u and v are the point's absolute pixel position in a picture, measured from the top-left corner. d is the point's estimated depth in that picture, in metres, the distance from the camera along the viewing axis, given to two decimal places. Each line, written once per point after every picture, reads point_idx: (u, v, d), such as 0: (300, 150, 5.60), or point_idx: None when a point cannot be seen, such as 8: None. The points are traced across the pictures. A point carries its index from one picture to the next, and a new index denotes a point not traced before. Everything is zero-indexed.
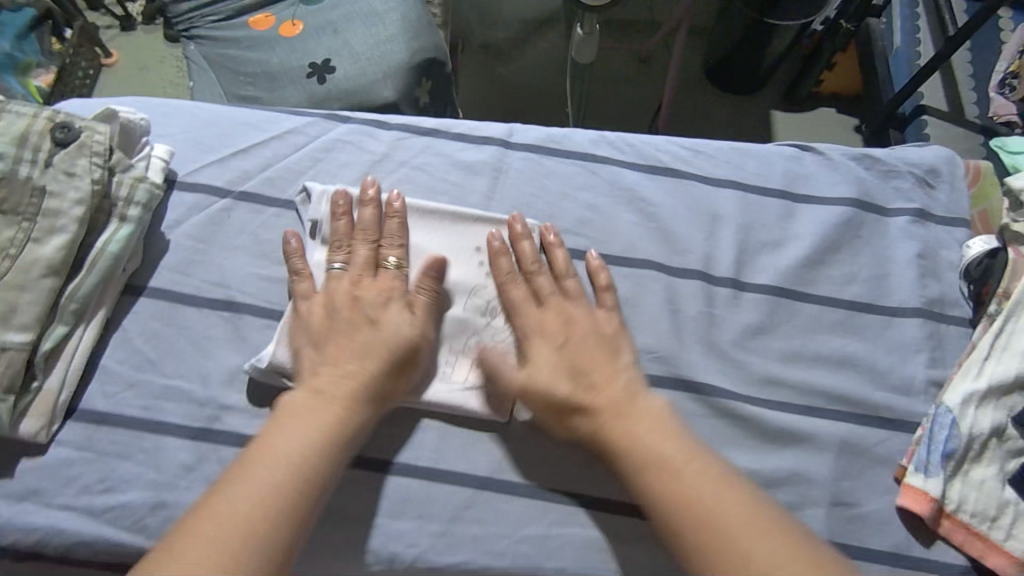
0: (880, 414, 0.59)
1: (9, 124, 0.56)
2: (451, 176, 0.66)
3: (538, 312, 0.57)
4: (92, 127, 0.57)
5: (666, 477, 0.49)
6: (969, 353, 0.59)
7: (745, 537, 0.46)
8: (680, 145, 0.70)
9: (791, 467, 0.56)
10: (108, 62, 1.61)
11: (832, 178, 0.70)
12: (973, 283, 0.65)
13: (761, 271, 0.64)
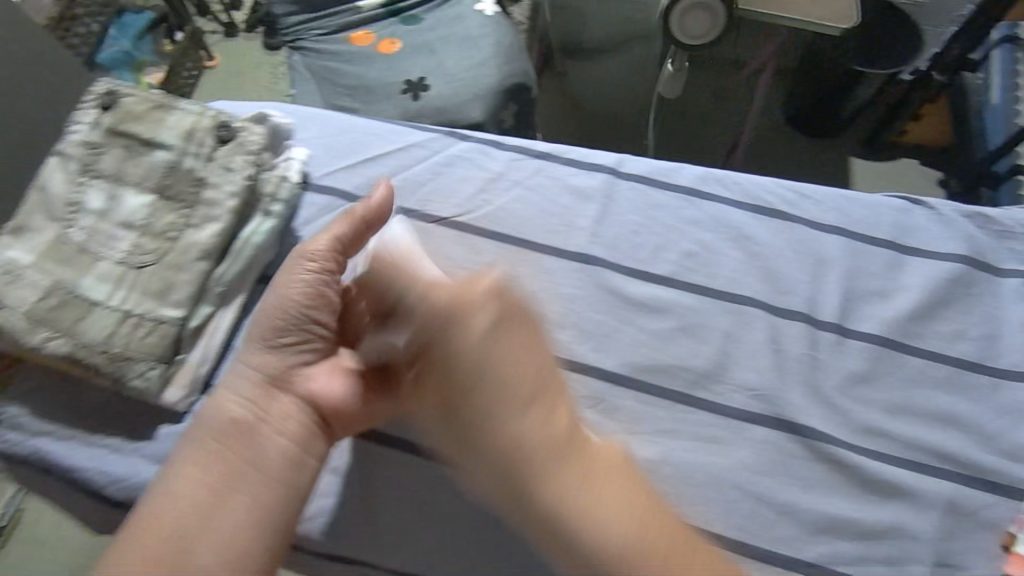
0: (986, 477, 0.58)
1: (179, 120, 0.61)
2: (562, 199, 0.68)
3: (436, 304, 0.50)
4: (249, 128, 0.62)
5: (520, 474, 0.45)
6: None
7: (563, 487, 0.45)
8: (787, 188, 0.71)
9: (892, 520, 0.56)
10: (210, 64, 1.91)
11: (943, 233, 0.69)
12: None
13: (866, 319, 0.64)
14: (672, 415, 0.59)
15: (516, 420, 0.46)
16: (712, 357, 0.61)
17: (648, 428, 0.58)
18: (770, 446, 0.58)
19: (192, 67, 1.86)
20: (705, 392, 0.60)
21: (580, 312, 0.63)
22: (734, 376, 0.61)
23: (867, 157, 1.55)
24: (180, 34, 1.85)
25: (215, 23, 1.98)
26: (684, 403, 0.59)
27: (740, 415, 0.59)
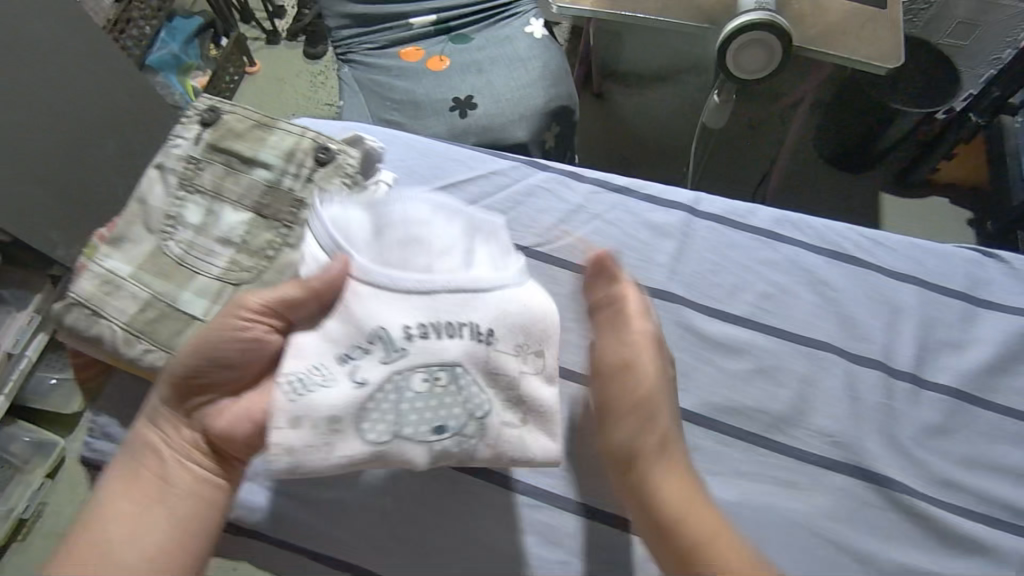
0: None
1: (281, 141, 0.63)
2: (640, 234, 0.69)
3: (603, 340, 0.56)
4: (346, 151, 0.64)
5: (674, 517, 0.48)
6: None
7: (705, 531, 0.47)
8: (860, 235, 0.71)
9: None
10: (252, 70, 1.99)
11: (1016, 287, 0.69)
12: None
13: (941, 370, 0.64)
14: (751, 458, 0.59)
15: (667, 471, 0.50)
16: (789, 400, 0.62)
17: (729, 471, 0.59)
18: (848, 493, 0.58)
19: (234, 72, 1.92)
20: (782, 436, 0.61)
21: None
22: (811, 421, 0.61)
23: (898, 194, 1.57)
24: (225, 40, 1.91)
25: (259, 31, 2.06)
26: (763, 446, 0.60)
27: (818, 460, 0.60)
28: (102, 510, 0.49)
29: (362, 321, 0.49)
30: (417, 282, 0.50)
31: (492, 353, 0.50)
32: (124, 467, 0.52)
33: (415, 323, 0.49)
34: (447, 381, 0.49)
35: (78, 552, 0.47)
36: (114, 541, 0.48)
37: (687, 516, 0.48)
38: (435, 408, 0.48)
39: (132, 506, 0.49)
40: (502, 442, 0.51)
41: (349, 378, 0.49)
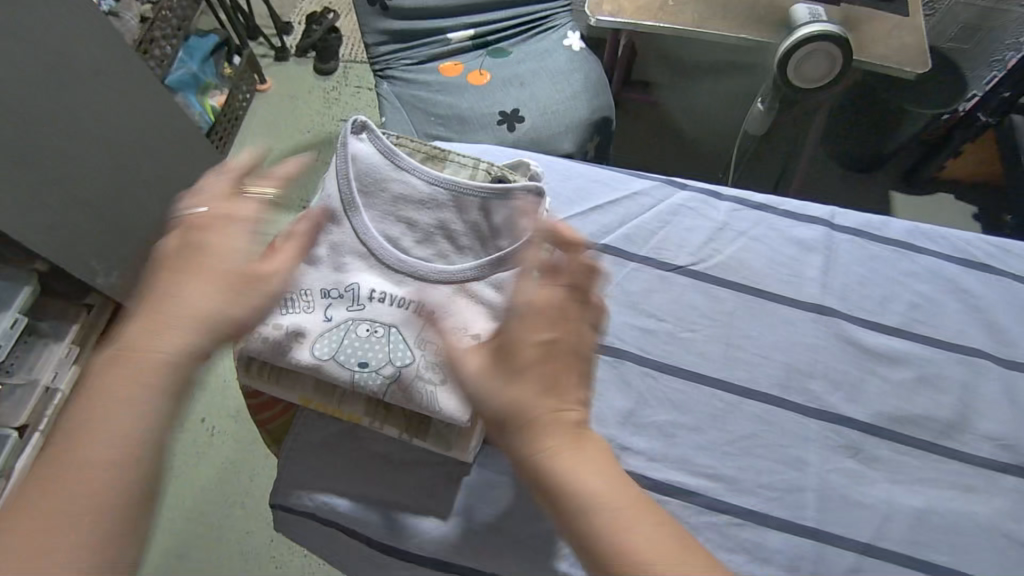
0: None
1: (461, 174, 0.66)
2: (788, 250, 0.71)
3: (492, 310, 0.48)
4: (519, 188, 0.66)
5: (585, 530, 0.40)
6: None
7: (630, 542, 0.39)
8: (989, 243, 0.75)
9: None
10: (264, 87, 1.90)
11: None
12: None
13: None
14: (928, 464, 0.61)
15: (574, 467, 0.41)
16: (955, 407, 0.64)
17: (909, 477, 0.60)
18: None
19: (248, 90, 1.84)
20: (955, 441, 0.62)
21: (826, 362, 0.65)
22: (978, 425, 0.63)
23: (908, 191, 1.65)
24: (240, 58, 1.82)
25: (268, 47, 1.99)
26: (937, 451, 0.62)
27: (991, 463, 0.62)
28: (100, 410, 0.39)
29: (346, 269, 0.59)
30: (397, 261, 0.59)
31: (425, 323, 0.57)
32: (124, 363, 0.41)
33: (380, 290, 0.58)
34: (383, 333, 0.56)
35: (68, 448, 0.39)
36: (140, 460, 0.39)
37: (559, 490, 0.41)
38: (368, 348, 0.56)
39: (165, 411, 0.41)
40: (411, 392, 0.55)
41: (305, 326, 0.56)
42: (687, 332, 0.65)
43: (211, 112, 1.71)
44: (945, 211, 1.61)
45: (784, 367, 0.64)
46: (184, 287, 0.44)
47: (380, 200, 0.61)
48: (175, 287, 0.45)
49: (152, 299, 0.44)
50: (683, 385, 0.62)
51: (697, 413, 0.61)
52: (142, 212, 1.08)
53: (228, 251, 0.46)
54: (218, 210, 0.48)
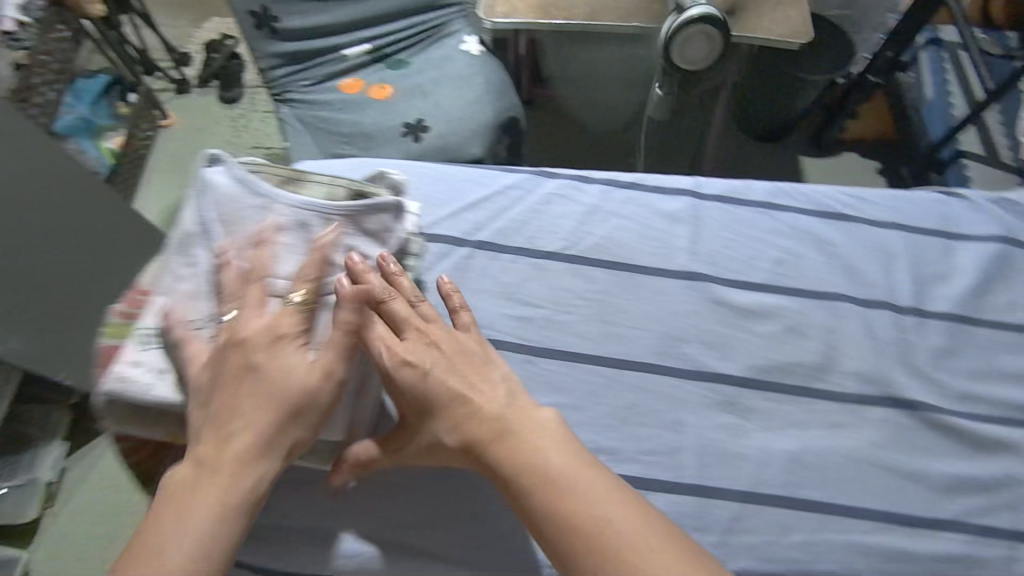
0: None
1: (320, 190, 0.64)
2: (656, 224, 0.74)
3: (419, 346, 0.57)
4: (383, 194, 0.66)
5: (581, 515, 0.49)
6: None
7: (615, 516, 0.49)
8: (845, 194, 0.80)
9: (1004, 471, 0.61)
10: (166, 123, 1.83)
11: (980, 219, 0.79)
12: None
13: (937, 299, 0.72)
14: (799, 408, 0.64)
15: (565, 462, 0.52)
16: (821, 350, 0.67)
17: (782, 423, 0.63)
18: (890, 423, 0.64)
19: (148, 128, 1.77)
20: (824, 383, 0.66)
21: (698, 326, 0.67)
22: (845, 365, 0.67)
23: (817, 155, 1.72)
24: (135, 95, 1.75)
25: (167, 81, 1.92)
26: (807, 395, 0.65)
27: (857, 399, 0.65)
28: (200, 489, 0.48)
29: (206, 299, 0.58)
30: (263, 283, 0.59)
31: None
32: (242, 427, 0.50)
33: None
34: None
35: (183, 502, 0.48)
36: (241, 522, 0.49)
37: (557, 483, 0.50)
38: None
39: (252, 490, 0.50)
40: None
41: (167, 363, 0.56)
42: (563, 315, 0.67)
43: (109, 156, 1.65)
44: (850, 169, 1.70)
45: (659, 336, 0.66)
46: (262, 381, 0.51)
47: (244, 225, 0.61)
48: (266, 371, 0.52)
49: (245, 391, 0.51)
50: (564, 366, 0.64)
51: (577, 391, 0.63)
52: (28, 263, 0.99)
53: (287, 368, 0.52)
54: (255, 338, 0.53)
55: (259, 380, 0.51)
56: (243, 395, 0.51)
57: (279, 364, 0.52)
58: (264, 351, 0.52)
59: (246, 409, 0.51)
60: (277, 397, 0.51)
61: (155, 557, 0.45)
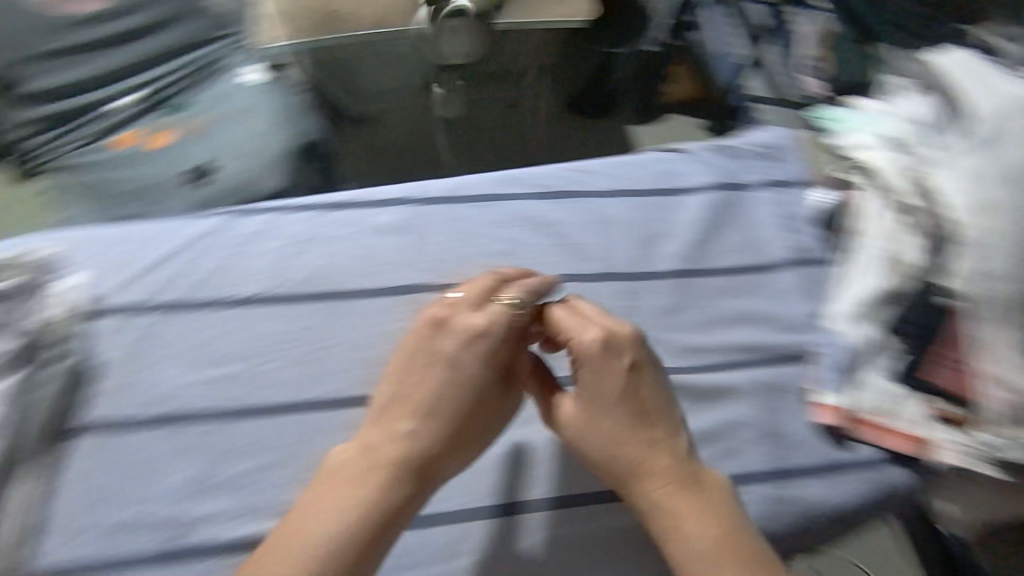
0: (781, 352, 0.69)
1: None
2: (372, 241, 0.70)
3: (612, 366, 0.58)
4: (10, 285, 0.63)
5: (697, 545, 0.53)
6: (838, 283, 0.71)
7: (717, 548, 0.52)
8: (570, 170, 0.79)
9: (721, 419, 0.64)
10: None
11: (700, 170, 0.81)
12: (827, 227, 0.77)
13: (661, 260, 0.73)
14: None
15: (683, 501, 0.54)
16: None
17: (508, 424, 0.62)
18: None
19: None
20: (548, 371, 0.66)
21: None
22: None
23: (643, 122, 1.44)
24: None
25: None
26: None
27: None
28: (343, 490, 0.52)
29: None
30: None
31: None
32: (378, 456, 0.54)
33: None
34: None
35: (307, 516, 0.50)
36: (401, 514, 0.53)
37: (685, 516, 0.54)
38: None
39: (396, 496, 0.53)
40: None
41: None
42: (264, 366, 0.63)
43: None
44: None
45: (373, 365, 0.64)
46: (442, 371, 0.57)
47: None
48: (457, 357, 0.57)
49: (441, 369, 0.57)
50: (252, 431, 0.60)
51: (284, 446, 0.59)
52: None
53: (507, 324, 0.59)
54: (456, 321, 0.58)
55: (432, 379, 0.57)
56: (415, 395, 0.56)
57: (450, 349, 0.58)
58: (447, 340, 0.58)
59: (425, 396, 0.56)
60: (468, 380, 0.57)
61: (267, 557, 0.49)
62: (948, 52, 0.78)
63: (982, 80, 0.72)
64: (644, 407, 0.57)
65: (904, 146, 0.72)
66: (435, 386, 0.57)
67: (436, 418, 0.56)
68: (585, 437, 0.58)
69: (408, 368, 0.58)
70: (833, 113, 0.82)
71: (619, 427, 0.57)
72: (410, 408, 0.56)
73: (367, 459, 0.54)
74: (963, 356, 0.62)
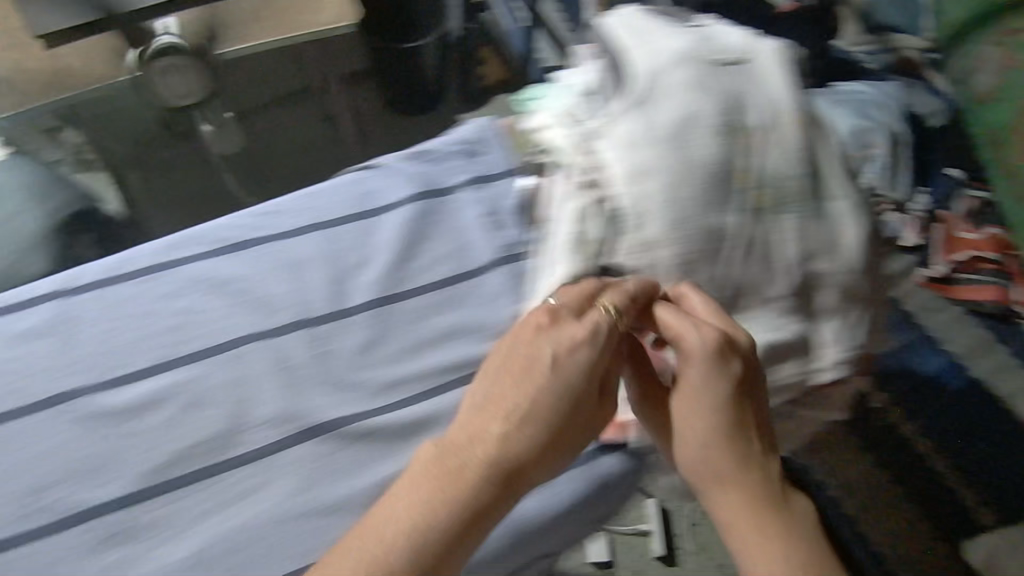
0: None
1: None
2: (15, 352, 0.63)
3: (694, 374, 0.58)
4: None
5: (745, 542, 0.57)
6: (534, 277, 0.69)
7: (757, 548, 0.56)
8: (249, 215, 0.72)
9: None
10: None
11: (395, 182, 0.76)
12: (527, 216, 0.74)
13: (357, 292, 0.69)
14: (205, 495, 0.59)
15: (732, 500, 0.58)
16: (226, 415, 0.62)
17: (185, 524, 0.58)
18: (307, 458, 0.61)
19: None
20: (233, 450, 0.61)
21: (73, 455, 0.60)
22: (255, 416, 0.62)
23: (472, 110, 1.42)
24: None
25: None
26: (213, 473, 0.60)
27: (271, 447, 0.61)
28: (404, 514, 0.54)
29: None
30: None
31: None
32: (488, 460, 0.56)
33: None
34: None
35: (457, 488, 0.55)
36: (481, 521, 0.56)
37: (737, 512, 0.58)
38: None
39: (470, 508, 0.55)
40: None
41: None
42: None
43: None
44: None
45: (21, 491, 0.58)
46: (541, 383, 0.57)
47: None
48: (548, 360, 0.58)
49: (515, 382, 0.58)
50: None
51: None
52: None
53: (567, 336, 0.57)
54: (564, 307, 0.59)
55: (525, 390, 0.57)
56: (506, 400, 0.58)
57: (569, 358, 0.58)
58: (562, 350, 0.58)
59: (503, 421, 0.57)
60: (579, 383, 0.58)
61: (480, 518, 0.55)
62: (618, 12, 0.75)
63: (642, 38, 0.70)
64: (744, 399, 0.58)
65: (577, 121, 0.69)
66: (552, 391, 0.57)
67: (540, 415, 0.57)
68: (677, 436, 0.59)
69: (499, 384, 0.58)
70: (533, 92, 0.80)
71: (702, 422, 0.58)
72: (507, 408, 0.58)
73: (468, 469, 0.56)
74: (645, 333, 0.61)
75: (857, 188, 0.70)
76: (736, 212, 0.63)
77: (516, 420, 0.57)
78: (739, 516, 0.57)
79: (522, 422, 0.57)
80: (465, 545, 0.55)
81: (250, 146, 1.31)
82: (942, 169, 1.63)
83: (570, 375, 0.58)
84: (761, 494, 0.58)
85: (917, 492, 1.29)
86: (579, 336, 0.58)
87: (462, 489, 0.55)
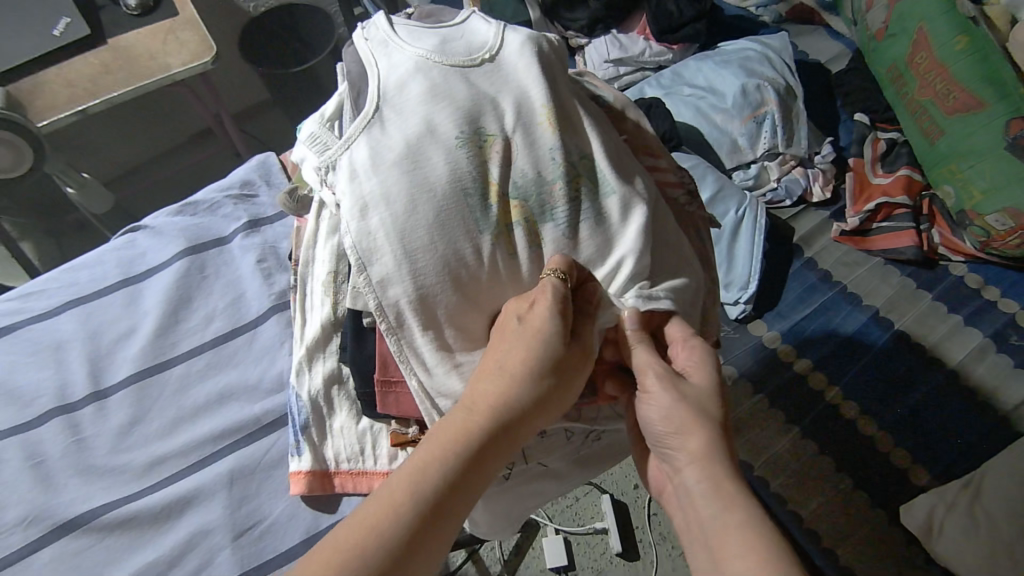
0: (263, 420, 0.65)
1: None
2: None
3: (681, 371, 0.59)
4: None
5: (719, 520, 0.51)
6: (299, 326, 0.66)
7: (726, 529, 0.50)
8: (8, 299, 0.70)
9: (187, 532, 0.59)
10: None
11: (162, 240, 0.73)
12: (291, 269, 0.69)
13: (120, 366, 0.66)
14: None
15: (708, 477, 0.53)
16: None
17: None
18: (63, 556, 0.57)
19: None
20: None
21: None
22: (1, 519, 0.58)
23: None
24: None
25: None
26: None
27: (17, 554, 0.56)
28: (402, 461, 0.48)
29: None
30: None
31: None
32: (472, 421, 0.50)
33: None
34: None
35: (440, 448, 0.49)
36: (468, 484, 0.49)
37: (714, 485, 0.53)
38: None
39: (451, 473, 0.48)
40: None
41: None
42: None
43: None
44: None
45: None
46: (522, 350, 0.53)
47: None
48: (529, 326, 0.54)
49: (497, 357, 0.54)
50: None
51: None
52: None
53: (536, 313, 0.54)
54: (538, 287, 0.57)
55: (510, 357, 0.53)
56: (492, 368, 0.53)
57: (541, 321, 0.54)
58: (537, 316, 0.54)
59: (491, 386, 0.52)
60: (553, 342, 0.54)
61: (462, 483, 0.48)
62: (369, 23, 0.68)
63: (388, 50, 0.64)
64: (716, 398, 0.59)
65: (325, 147, 0.60)
66: (530, 355, 0.53)
67: (525, 375, 0.53)
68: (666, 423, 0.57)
69: (488, 357, 0.54)
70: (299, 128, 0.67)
71: (666, 412, 0.57)
72: (492, 376, 0.53)
73: (463, 427, 0.50)
74: (396, 375, 0.59)
75: (636, 182, 0.63)
76: (485, 232, 0.57)
77: (499, 383, 0.52)
78: (697, 495, 0.53)
79: (506, 386, 0.52)
80: (454, 517, 0.48)
81: (172, 186, 1.69)
82: (850, 114, 1.57)
83: (541, 333, 0.53)
84: (724, 465, 0.54)
85: (845, 463, 1.19)
86: (541, 299, 0.54)
87: (446, 447, 0.49)
